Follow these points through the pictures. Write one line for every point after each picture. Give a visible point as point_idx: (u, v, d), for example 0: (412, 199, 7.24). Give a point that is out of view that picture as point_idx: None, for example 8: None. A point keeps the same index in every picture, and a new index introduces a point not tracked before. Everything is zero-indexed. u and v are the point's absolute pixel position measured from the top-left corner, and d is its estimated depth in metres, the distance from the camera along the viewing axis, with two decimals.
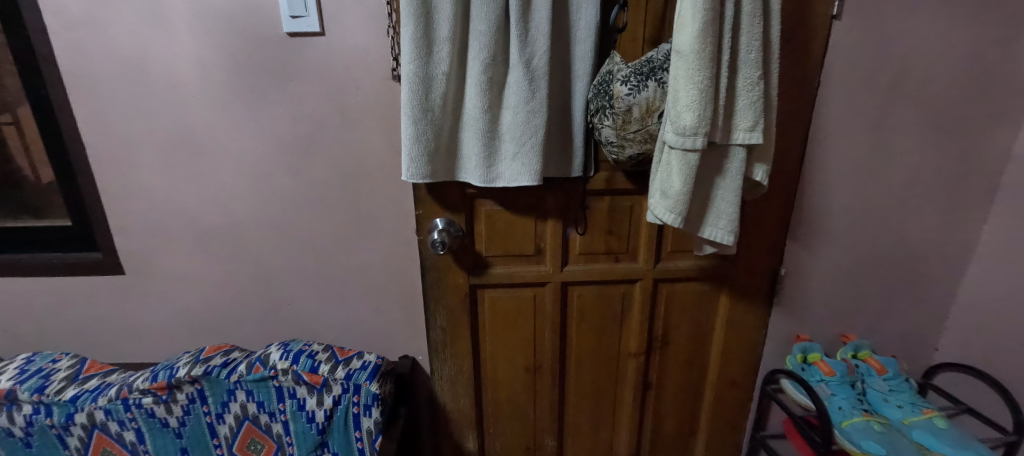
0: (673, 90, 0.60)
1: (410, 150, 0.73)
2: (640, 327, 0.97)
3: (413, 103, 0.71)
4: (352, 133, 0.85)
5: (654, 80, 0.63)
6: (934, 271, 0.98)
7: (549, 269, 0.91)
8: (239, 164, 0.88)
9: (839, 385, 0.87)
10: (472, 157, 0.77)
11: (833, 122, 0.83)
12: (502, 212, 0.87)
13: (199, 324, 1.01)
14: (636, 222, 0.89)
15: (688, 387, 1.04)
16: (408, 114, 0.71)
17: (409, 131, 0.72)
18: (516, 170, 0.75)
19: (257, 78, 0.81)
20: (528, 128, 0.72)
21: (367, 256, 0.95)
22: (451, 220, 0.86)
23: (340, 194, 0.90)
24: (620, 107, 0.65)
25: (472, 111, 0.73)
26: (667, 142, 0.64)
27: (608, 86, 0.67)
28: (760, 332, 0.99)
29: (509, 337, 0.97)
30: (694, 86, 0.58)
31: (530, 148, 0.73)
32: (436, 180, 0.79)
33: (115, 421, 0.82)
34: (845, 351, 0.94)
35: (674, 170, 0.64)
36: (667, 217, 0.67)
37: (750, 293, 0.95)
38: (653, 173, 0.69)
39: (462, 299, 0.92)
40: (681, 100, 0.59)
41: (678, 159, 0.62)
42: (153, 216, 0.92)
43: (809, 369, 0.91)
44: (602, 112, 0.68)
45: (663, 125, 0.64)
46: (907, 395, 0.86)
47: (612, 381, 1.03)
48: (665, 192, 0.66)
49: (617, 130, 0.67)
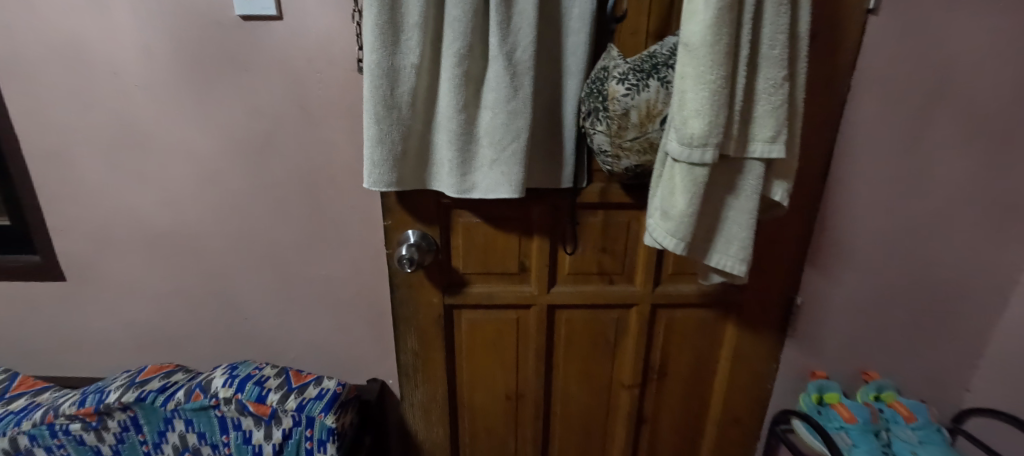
0: (679, 91, 0.50)
1: (373, 152, 0.63)
2: (635, 357, 0.87)
3: (378, 98, 0.61)
4: (315, 131, 0.75)
5: (656, 79, 0.53)
6: (970, 304, 0.87)
7: (534, 290, 0.81)
8: (189, 163, 0.79)
9: (861, 434, 0.76)
10: (445, 163, 0.67)
11: (862, 133, 0.73)
12: (481, 226, 0.77)
13: (149, 336, 0.92)
14: (633, 241, 0.79)
15: (687, 422, 0.94)
16: (371, 109, 0.62)
17: (371, 131, 0.63)
18: (495, 180, 0.65)
19: (207, 68, 0.72)
20: (509, 131, 0.62)
21: (332, 269, 0.85)
22: (424, 232, 0.76)
23: (302, 200, 0.80)
24: (616, 110, 0.55)
25: (446, 110, 0.63)
26: (670, 153, 0.53)
27: (603, 84, 0.56)
28: (771, 366, 0.88)
29: (489, 362, 0.87)
30: (704, 87, 0.48)
31: (511, 154, 0.63)
32: (404, 187, 0.69)
33: (40, 447, 0.73)
34: (866, 392, 0.83)
35: (677, 187, 0.54)
36: (667, 242, 0.56)
37: (760, 322, 0.84)
38: (653, 188, 0.58)
39: (436, 321, 0.82)
40: (688, 106, 0.49)
41: (682, 174, 0.52)
42: (96, 218, 0.83)
43: (826, 413, 0.81)
44: (595, 116, 0.58)
45: (666, 134, 0.54)
46: (941, 449, 0.74)
47: (602, 414, 0.93)
48: (666, 213, 0.55)
49: (611, 136, 0.57)
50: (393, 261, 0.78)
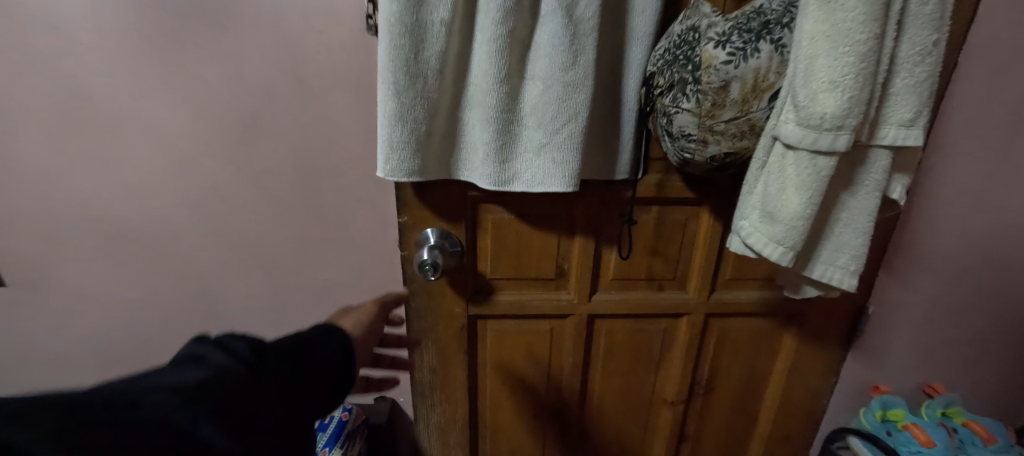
0: (805, 57, 0.38)
1: (391, 133, 0.51)
2: (681, 372, 0.77)
3: (397, 63, 0.48)
4: (312, 107, 0.62)
5: (768, 41, 0.41)
6: None
7: (573, 298, 0.70)
8: (157, 147, 0.64)
9: None
10: (479, 148, 0.54)
11: (964, 117, 0.62)
12: (514, 224, 0.65)
13: (119, 349, 0.80)
14: (689, 242, 0.68)
15: (732, 439, 0.85)
16: (389, 78, 0.48)
17: (389, 107, 0.50)
18: (544, 169, 0.52)
19: (175, 26, 0.57)
20: (564, 109, 0.50)
21: (333, 273, 0.74)
22: (447, 232, 0.64)
23: (298, 191, 0.67)
24: (712, 82, 0.42)
25: (483, 81, 0.50)
26: (781, 139, 0.41)
27: (691, 49, 0.44)
28: (829, 380, 0.79)
29: (516, 378, 0.76)
30: (847, 50, 0.36)
31: (566, 137, 0.51)
32: (428, 177, 0.56)
33: None
34: (934, 408, 0.74)
35: (789, 183, 0.42)
36: (767, 251, 0.44)
37: (823, 333, 0.75)
38: (749, 183, 0.47)
39: (458, 334, 0.70)
40: (818, 76, 0.37)
41: (801, 166, 0.40)
42: (42, 213, 0.68)
43: (895, 435, 0.73)
44: (678, 91, 0.45)
45: (777, 114, 0.42)
46: None
47: (641, 432, 0.83)
48: (771, 214, 0.43)
49: (701, 117, 0.45)
50: (409, 266, 0.65)
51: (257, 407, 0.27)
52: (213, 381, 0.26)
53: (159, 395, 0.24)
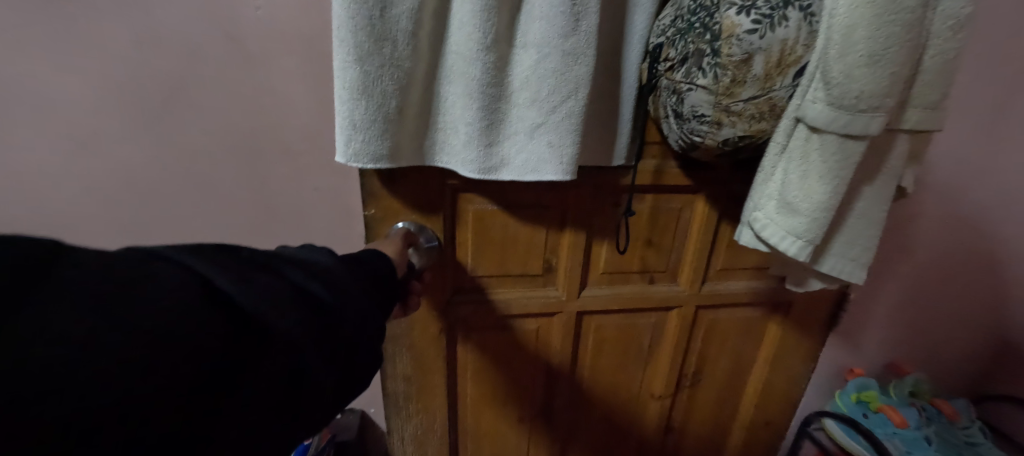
0: (844, 25, 0.33)
1: (354, 110, 0.42)
2: (669, 365, 0.75)
3: (357, 21, 0.39)
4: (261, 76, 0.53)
5: (794, 9, 0.36)
6: None
7: (561, 295, 0.65)
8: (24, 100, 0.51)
9: (915, 441, 0.68)
10: (461, 128, 0.45)
11: (964, 99, 0.60)
12: (498, 215, 0.58)
13: None
14: (682, 233, 0.64)
15: (715, 427, 0.85)
16: (346, 39, 0.39)
17: (348, 76, 0.41)
18: (537, 155, 0.45)
19: None
20: (560, 83, 0.42)
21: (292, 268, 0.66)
22: (422, 225, 0.56)
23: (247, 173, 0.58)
24: (733, 54, 0.37)
25: (463, 47, 0.42)
26: (804, 122, 0.38)
27: (709, 15, 0.39)
28: (807, 365, 0.79)
29: (501, 381, 0.71)
30: (892, 19, 0.32)
31: (564, 116, 0.44)
32: (400, 164, 0.47)
33: None
34: (904, 388, 0.73)
35: (812, 170, 0.38)
36: (782, 245, 0.42)
37: (805, 320, 0.75)
38: (765, 171, 0.43)
39: (436, 338, 0.64)
40: (860, 47, 0.33)
41: (827, 150, 0.37)
42: None
43: (873, 417, 0.72)
44: (694, 63, 0.40)
45: (802, 92, 0.38)
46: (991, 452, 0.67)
47: (627, 428, 0.80)
48: (790, 205, 0.40)
49: (718, 95, 0.39)
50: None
51: (358, 294, 0.31)
52: (329, 270, 0.30)
53: (290, 267, 0.28)
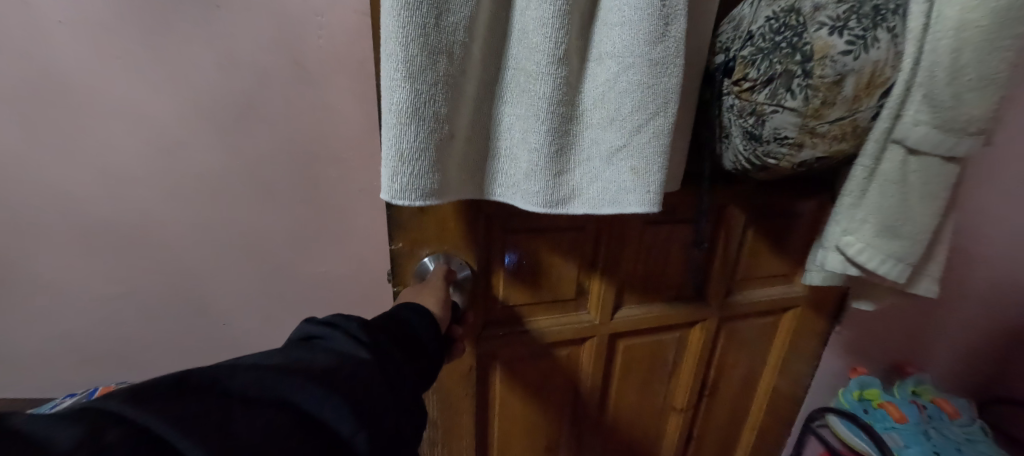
0: (950, 49, 0.32)
1: (403, 139, 0.34)
2: (692, 379, 0.73)
3: (414, 35, 0.32)
4: (312, 91, 0.66)
5: (890, 28, 0.33)
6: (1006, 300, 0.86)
7: (594, 319, 0.61)
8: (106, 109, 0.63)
9: (912, 434, 0.74)
10: (525, 155, 0.39)
11: None
12: (532, 243, 0.54)
13: (96, 353, 0.81)
14: (711, 247, 0.63)
15: (728, 432, 0.86)
16: (399, 56, 0.32)
17: (398, 99, 0.33)
18: (617, 183, 0.40)
19: None
20: (647, 101, 0.37)
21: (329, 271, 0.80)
22: (450, 255, 0.50)
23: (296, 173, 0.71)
24: (826, 78, 0.34)
25: (532, 65, 0.36)
26: (903, 145, 0.37)
27: (797, 34, 0.35)
28: (811, 364, 0.82)
29: (530, 414, 0.66)
30: (1006, 44, 0.31)
31: (649, 140, 0.38)
32: (450, 197, 0.40)
33: None
34: (907, 388, 0.81)
35: (911, 193, 0.38)
36: (881, 267, 0.41)
37: (812, 322, 0.77)
38: (851, 194, 0.41)
39: (465, 377, 0.58)
40: (967, 73, 0.33)
41: (924, 172, 0.38)
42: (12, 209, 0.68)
43: (873, 413, 0.78)
44: (778, 84, 0.36)
45: (891, 114, 0.36)
46: (987, 446, 0.72)
47: (650, 445, 0.79)
48: (892, 228, 0.40)
49: (804, 118, 0.36)
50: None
51: (380, 378, 0.29)
52: (341, 364, 0.28)
53: (299, 375, 0.26)
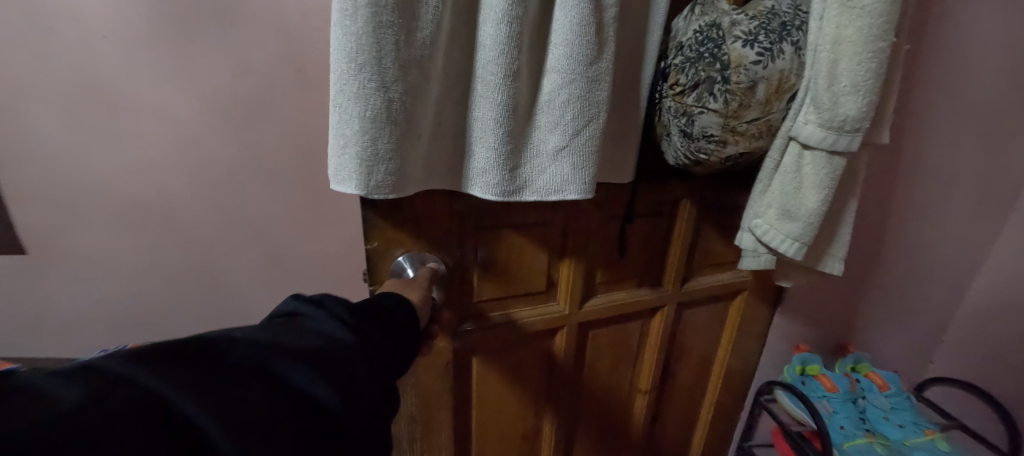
0: (829, 61, 0.39)
1: (357, 139, 0.36)
2: (654, 360, 0.79)
3: (367, 39, 0.34)
4: (312, 96, 0.88)
5: (788, 43, 0.42)
6: (940, 286, 0.95)
7: (563, 309, 0.65)
8: (161, 118, 0.88)
9: (841, 402, 0.85)
10: (479, 149, 0.42)
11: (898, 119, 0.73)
12: (504, 239, 0.57)
13: (155, 307, 1.08)
14: (667, 238, 0.69)
15: (689, 409, 0.93)
16: (353, 60, 0.34)
17: (351, 101, 0.35)
18: (561, 175, 0.43)
19: (181, 11, 0.80)
20: (587, 99, 0.41)
21: (325, 249, 1.04)
22: (423, 255, 0.52)
23: (295, 167, 0.95)
24: (739, 83, 0.41)
25: (481, 66, 0.40)
26: (799, 140, 0.43)
27: (717, 46, 0.42)
28: (759, 342, 0.89)
29: (507, 405, 0.69)
30: (870, 56, 0.38)
31: (588, 136, 0.43)
32: (406, 190, 0.42)
33: None
34: (846, 364, 0.91)
35: (805, 182, 0.45)
36: (782, 246, 0.47)
37: (759, 303, 0.84)
38: (762, 183, 0.49)
39: (443, 371, 0.60)
40: (839, 81, 0.39)
41: (817, 164, 0.43)
42: (98, 193, 0.95)
43: (810, 384, 0.86)
44: (705, 88, 0.43)
45: (797, 114, 0.43)
46: (908, 414, 0.85)
47: (619, 427, 0.84)
48: (789, 212, 0.46)
49: (727, 117, 0.43)
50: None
51: (366, 365, 0.31)
52: (331, 347, 0.29)
53: (290, 355, 0.27)
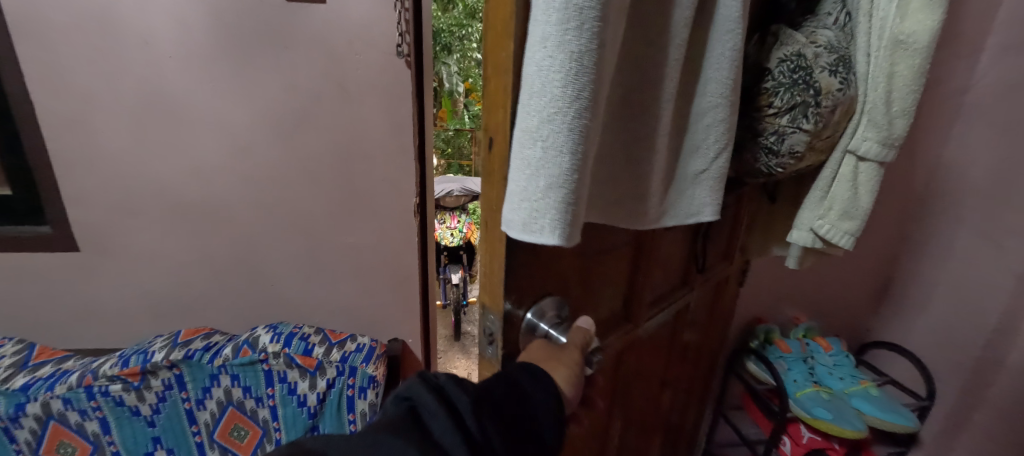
0: (884, 91, 0.49)
1: (562, 188, 0.25)
2: (679, 354, 0.85)
3: (589, 53, 0.23)
4: (351, 106, 1.13)
5: (849, 72, 0.49)
6: (869, 264, 1.17)
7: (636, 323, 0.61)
8: (220, 131, 1.12)
9: (794, 360, 1.04)
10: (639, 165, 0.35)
11: None
12: (598, 266, 0.50)
13: (195, 295, 1.29)
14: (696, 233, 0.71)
15: (690, 388, 1.01)
16: (569, 82, 0.23)
17: (555, 137, 0.24)
18: (702, 198, 0.42)
19: (246, 48, 1.06)
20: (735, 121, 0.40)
21: (357, 238, 1.28)
22: (553, 302, 0.42)
23: (334, 168, 1.19)
24: (828, 106, 0.47)
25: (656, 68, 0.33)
26: (856, 154, 0.53)
27: (808, 75, 0.46)
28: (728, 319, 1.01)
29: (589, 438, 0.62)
30: (911, 90, 0.50)
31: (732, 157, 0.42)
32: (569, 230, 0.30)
33: (76, 411, 1.04)
34: (799, 332, 1.11)
35: (860, 187, 0.55)
36: (839, 240, 0.57)
37: (734, 284, 0.94)
38: (818, 189, 0.57)
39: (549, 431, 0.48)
40: (893, 106, 0.50)
41: (868, 172, 0.54)
42: (159, 195, 1.17)
43: (771, 348, 1.08)
44: (798, 112, 0.47)
45: (852, 131, 0.53)
46: (847, 368, 1.06)
47: (652, 415, 0.88)
48: (847, 213, 0.56)
49: (813, 137, 0.48)
50: (489, 370, 0.42)
51: None
52: None
53: None
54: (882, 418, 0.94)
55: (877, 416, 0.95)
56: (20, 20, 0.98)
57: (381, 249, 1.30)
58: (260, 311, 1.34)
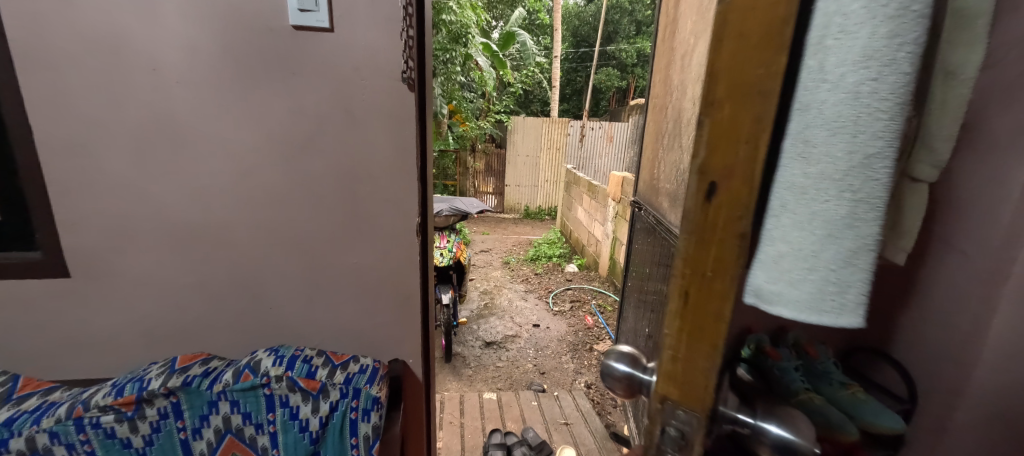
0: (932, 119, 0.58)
1: (867, 212, 0.42)
2: None
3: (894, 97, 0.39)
4: (356, 128, 1.16)
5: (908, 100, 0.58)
6: None
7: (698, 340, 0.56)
8: (224, 154, 1.13)
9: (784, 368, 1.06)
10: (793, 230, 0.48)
11: None
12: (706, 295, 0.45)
13: (190, 320, 1.26)
14: None
15: None
16: (886, 121, 0.40)
17: (871, 176, 0.41)
18: None
19: (254, 73, 1.08)
20: None
21: (359, 259, 1.28)
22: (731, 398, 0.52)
23: (338, 189, 1.20)
24: None
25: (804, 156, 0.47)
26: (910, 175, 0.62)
27: None
28: None
29: None
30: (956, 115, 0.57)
31: None
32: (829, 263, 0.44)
33: (63, 445, 0.99)
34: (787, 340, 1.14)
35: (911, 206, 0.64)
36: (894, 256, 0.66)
37: None
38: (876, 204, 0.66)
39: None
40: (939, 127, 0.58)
41: (920, 192, 0.63)
42: (158, 219, 1.16)
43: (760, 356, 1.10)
44: None
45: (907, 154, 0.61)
46: (837, 375, 1.07)
47: None
48: (898, 231, 0.65)
49: None
50: None
51: None
52: None
53: None
54: (876, 424, 0.94)
55: (872, 422, 0.95)
56: (28, 47, 0.99)
57: (382, 270, 1.31)
58: (257, 336, 1.31)
